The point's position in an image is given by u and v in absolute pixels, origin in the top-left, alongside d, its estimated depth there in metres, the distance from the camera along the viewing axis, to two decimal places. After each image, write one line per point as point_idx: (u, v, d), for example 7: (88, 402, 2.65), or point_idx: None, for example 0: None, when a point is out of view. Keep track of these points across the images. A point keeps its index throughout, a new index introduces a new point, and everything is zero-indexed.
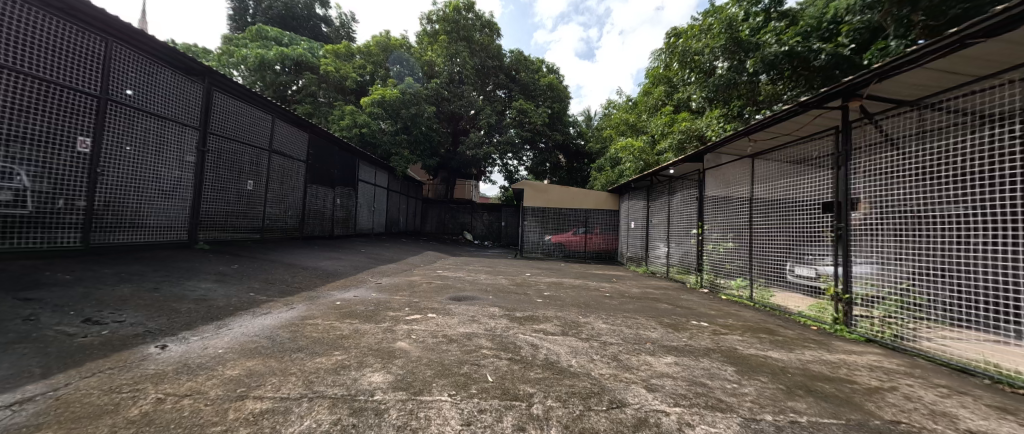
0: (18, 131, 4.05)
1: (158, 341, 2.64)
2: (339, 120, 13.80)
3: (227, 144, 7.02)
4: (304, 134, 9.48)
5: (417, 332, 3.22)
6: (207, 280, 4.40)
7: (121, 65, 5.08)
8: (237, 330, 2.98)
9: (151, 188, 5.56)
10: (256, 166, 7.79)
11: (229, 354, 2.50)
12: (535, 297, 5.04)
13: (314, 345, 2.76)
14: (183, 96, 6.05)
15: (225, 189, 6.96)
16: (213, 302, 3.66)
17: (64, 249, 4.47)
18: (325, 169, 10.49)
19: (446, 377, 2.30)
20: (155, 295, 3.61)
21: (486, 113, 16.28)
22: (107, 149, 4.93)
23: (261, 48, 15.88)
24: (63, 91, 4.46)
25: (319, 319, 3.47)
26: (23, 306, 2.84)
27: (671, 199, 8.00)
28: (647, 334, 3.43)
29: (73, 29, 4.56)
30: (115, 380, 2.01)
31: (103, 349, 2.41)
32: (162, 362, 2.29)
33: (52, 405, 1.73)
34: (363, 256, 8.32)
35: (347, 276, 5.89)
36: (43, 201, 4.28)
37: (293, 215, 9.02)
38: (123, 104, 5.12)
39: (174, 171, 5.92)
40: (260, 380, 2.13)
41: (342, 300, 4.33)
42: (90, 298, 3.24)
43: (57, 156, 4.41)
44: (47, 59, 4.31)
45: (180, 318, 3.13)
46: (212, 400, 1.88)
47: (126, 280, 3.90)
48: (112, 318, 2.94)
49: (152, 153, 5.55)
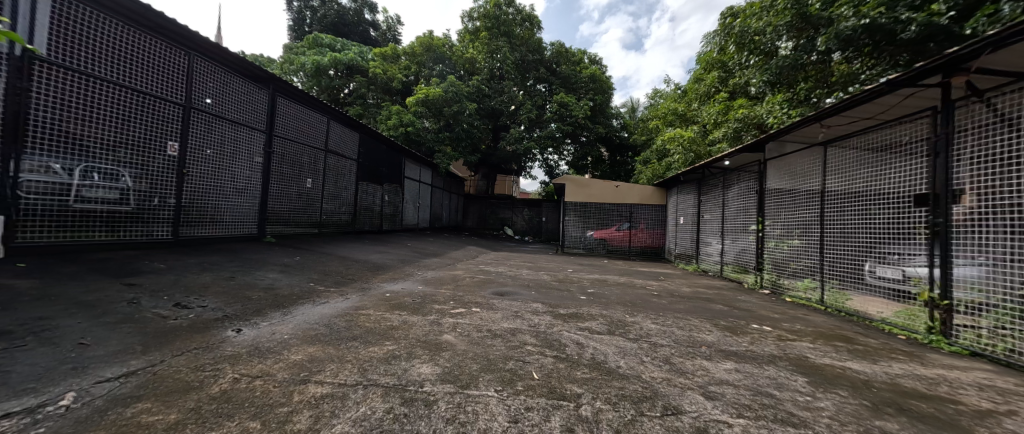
0: (122, 138, 4.67)
1: (234, 325, 2.90)
2: (387, 120, 14.41)
3: (290, 145, 7.62)
4: (356, 134, 10.00)
5: (463, 325, 3.28)
6: (274, 271, 4.80)
7: (201, 77, 5.66)
8: (299, 318, 3.21)
9: (226, 187, 6.17)
10: (315, 165, 8.37)
11: (294, 339, 2.70)
12: (579, 294, 4.93)
13: (366, 335, 2.90)
14: (252, 102, 6.62)
15: (287, 188, 7.55)
16: (278, 291, 3.97)
17: (158, 241, 5.08)
18: (376, 168, 11.10)
19: (492, 372, 2.30)
20: (230, 283, 3.98)
21: (527, 109, 16.16)
22: (190, 154, 5.53)
23: (317, 54, 16.81)
24: (157, 102, 5.04)
25: (371, 310, 3.64)
26: (128, 291, 3.27)
27: (726, 193, 7.45)
28: (702, 336, 3.21)
29: (165, 47, 5.15)
30: (201, 359, 2.25)
31: (189, 330, 2.70)
32: (237, 344, 2.52)
33: (150, 379, 1.97)
34: (410, 250, 8.67)
35: (395, 269, 6.15)
36: (142, 199, 4.90)
37: (346, 211, 9.60)
38: (204, 112, 5.71)
39: (245, 171, 6.52)
40: (320, 366, 2.26)
41: (391, 292, 4.52)
42: (178, 285, 3.65)
43: (154, 159, 5.03)
44: (145, 74, 4.91)
45: (252, 304, 3.44)
46: (280, 382, 2.03)
47: (207, 270, 4.34)
48: (196, 303, 3.28)
49: (228, 155, 6.17)
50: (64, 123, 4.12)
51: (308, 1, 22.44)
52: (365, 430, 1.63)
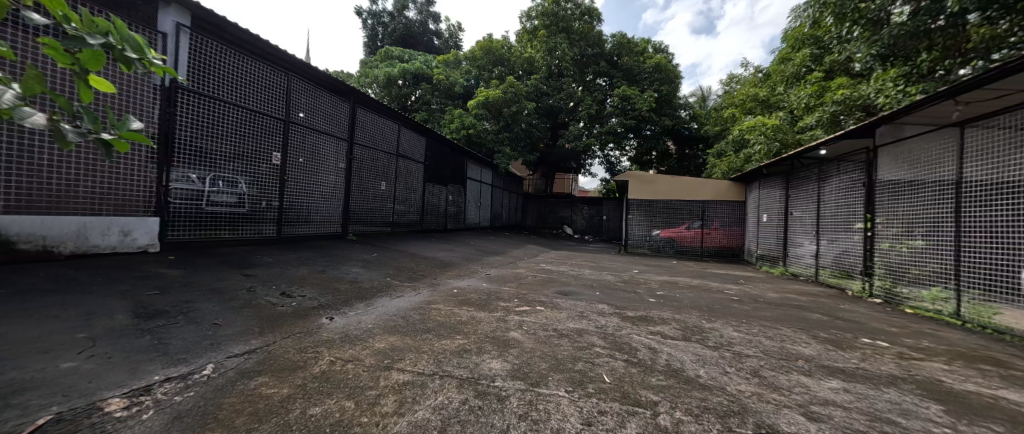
0: (240, 151, 5.51)
1: (328, 313, 3.27)
2: (450, 123, 15.08)
3: (367, 151, 8.35)
4: (423, 138, 10.63)
5: (529, 323, 3.30)
6: (356, 266, 5.31)
7: (297, 94, 6.45)
8: (380, 309, 3.50)
9: (317, 190, 6.96)
10: (388, 169, 9.08)
11: (376, 329, 2.95)
12: (647, 296, 4.68)
13: (439, 328, 3.07)
14: (336, 114, 7.38)
15: (365, 190, 8.30)
16: (361, 284, 4.38)
17: (265, 238, 5.91)
18: (441, 170, 11.70)
19: (561, 372, 2.28)
20: (321, 276, 4.49)
21: (587, 105, 15.77)
22: (289, 162, 6.33)
23: (388, 66, 18.18)
24: (264, 118, 5.87)
25: (441, 305, 3.85)
26: (246, 280, 3.86)
27: (822, 186, 6.55)
28: (796, 349, 2.85)
29: (270, 70, 5.96)
30: (303, 342, 2.56)
31: (293, 316, 3.10)
32: (331, 331, 2.83)
33: (267, 357, 2.29)
34: (473, 248, 8.99)
35: (460, 266, 6.42)
36: (254, 202, 5.74)
37: (415, 211, 10.26)
38: (299, 125, 6.51)
39: (332, 176, 7.30)
40: (400, 355, 2.44)
41: (458, 288, 4.72)
42: (282, 276, 4.21)
43: (263, 168, 5.86)
44: (256, 95, 5.74)
45: (341, 295, 3.84)
46: (368, 367, 2.23)
47: (304, 264, 4.94)
48: (297, 292, 3.76)
49: (318, 162, 6.96)
50: (199, 140, 4.97)
51: (379, 17, 24.29)
52: (444, 418, 1.72)
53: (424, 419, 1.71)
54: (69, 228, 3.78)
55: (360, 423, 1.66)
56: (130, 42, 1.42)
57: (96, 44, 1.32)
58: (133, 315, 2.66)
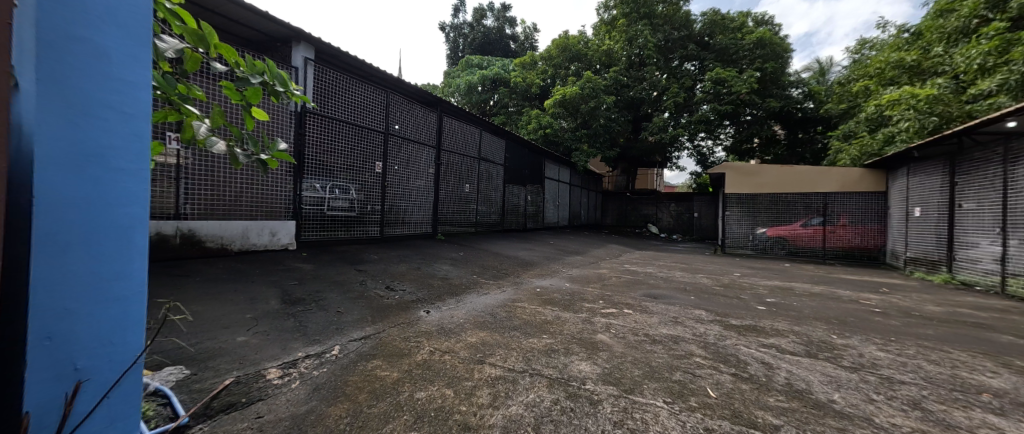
0: (352, 162, 6.36)
1: (425, 307, 3.57)
2: (528, 124, 15.29)
3: (453, 156, 8.94)
4: (502, 141, 10.99)
5: (617, 326, 3.17)
6: (446, 264, 5.71)
7: (395, 108, 7.20)
8: (469, 305, 3.71)
9: (411, 194, 7.68)
10: (472, 172, 9.61)
11: (468, 323, 3.13)
12: (753, 303, 4.12)
13: (525, 326, 3.12)
14: (426, 124, 8.05)
15: (452, 193, 8.90)
16: (451, 281, 4.70)
17: (370, 238, 6.72)
18: (520, 170, 11.96)
19: (657, 381, 2.13)
20: (417, 272, 4.93)
21: (673, 93, 14.53)
22: (389, 170, 7.11)
23: (468, 74, 19.20)
24: (370, 133, 6.67)
25: (525, 303, 3.92)
26: (359, 275, 4.44)
27: (1014, 169, 5.01)
28: (977, 379, 2.22)
29: (374, 89, 6.76)
30: (406, 332, 2.84)
31: (397, 308, 3.46)
32: (428, 323, 3.09)
33: (379, 343, 2.60)
34: (553, 248, 8.98)
35: (541, 265, 6.46)
36: (363, 206, 6.57)
37: (496, 211, 10.65)
38: (397, 136, 7.26)
39: (423, 181, 7.99)
40: (491, 350, 2.55)
41: (541, 287, 4.75)
42: (386, 272, 4.73)
43: (369, 176, 6.68)
44: (364, 113, 6.56)
45: (435, 291, 4.17)
46: (462, 359, 2.37)
47: (402, 261, 5.49)
48: (399, 287, 4.19)
49: (412, 169, 7.69)
50: (321, 154, 5.86)
51: (460, 30, 25.77)
52: (537, 416, 1.74)
53: (517, 415, 1.74)
54: (237, 230, 4.79)
55: (459, 411, 1.76)
56: (277, 77, 1.79)
57: (258, 82, 1.68)
58: (280, 302, 3.25)
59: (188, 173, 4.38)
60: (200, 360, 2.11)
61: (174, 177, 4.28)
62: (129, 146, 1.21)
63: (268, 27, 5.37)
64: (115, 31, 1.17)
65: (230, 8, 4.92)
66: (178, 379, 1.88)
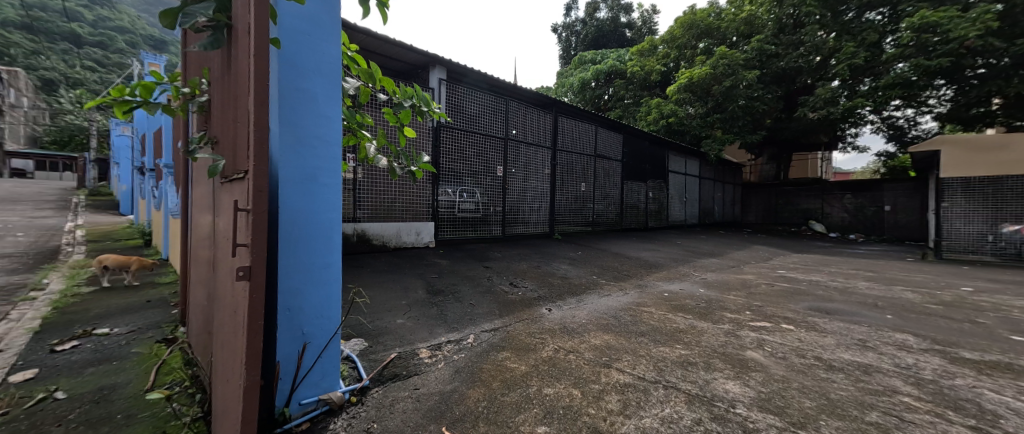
0: (477, 168, 6.98)
1: (547, 304, 3.65)
2: (648, 115, 14.22)
3: (568, 156, 8.94)
4: (619, 136, 10.47)
5: (772, 343, 2.65)
6: (565, 263, 5.74)
7: (513, 114, 7.62)
8: (591, 306, 3.64)
9: (529, 196, 8.00)
10: (588, 171, 9.45)
11: (591, 325, 3.06)
12: (1003, 331, 2.90)
13: (654, 333, 2.88)
14: (542, 126, 8.27)
15: (568, 193, 8.93)
16: (571, 280, 4.70)
17: (494, 237, 7.28)
18: (640, 165, 11.22)
19: (841, 419, 1.69)
20: (538, 270, 5.11)
21: (847, 53, 11.24)
22: (509, 173, 7.57)
23: (581, 71, 18.90)
24: (492, 140, 7.21)
25: (652, 308, 3.62)
26: (487, 271, 4.84)
27: None
28: None
29: (494, 98, 7.27)
30: (532, 328, 2.96)
31: (522, 304, 3.64)
32: (552, 321, 3.15)
33: (507, 335, 2.77)
34: (681, 249, 8.11)
35: (669, 268, 5.90)
36: (487, 208, 7.14)
37: (614, 210, 10.24)
38: (515, 141, 7.66)
39: (540, 182, 8.24)
40: (618, 355, 2.43)
41: (669, 292, 4.33)
42: (510, 269, 5.04)
43: (491, 180, 7.23)
44: (486, 122, 7.13)
45: (555, 289, 4.23)
46: (588, 360, 2.33)
47: (523, 259, 5.77)
48: (521, 284, 4.40)
49: (530, 171, 8.00)
50: (453, 163, 6.60)
51: (572, 28, 25.61)
52: None
53: (652, 428, 1.62)
54: (393, 230, 5.78)
55: (588, 414, 1.73)
56: (422, 99, 2.09)
57: (409, 106, 2.00)
58: (426, 292, 3.79)
59: (360, 185, 5.48)
60: (373, 335, 2.61)
61: (352, 187, 5.39)
62: (330, 165, 1.64)
63: (411, 57, 6.33)
64: (323, 82, 1.61)
65: (386, 46, 5.97)
66: (360, 349, 2.36)
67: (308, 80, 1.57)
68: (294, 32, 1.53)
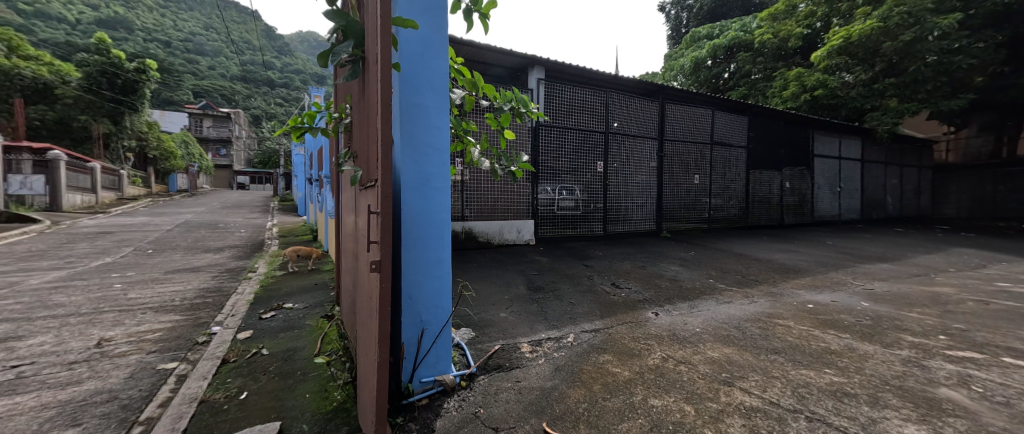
0: (577, 165, 6.88)
1: (654, 308, 3.38)
2: (784, 90, 11.84)
3: (678, 145, 8.10)
4: (743, 118, 9.03)
5: (985, 383, 1.95)
6: (675, 264, 5.24)
7: (614, 106, 7.26)
8: (708, 313, 3.23)
9: (633, 191, 7.53)
10: (702, 160, 8.42)
11: (706, 335, 2.72)
12: None
13: (793, 351, 2.40)
14: (647, 116, 7.69)
15: (678, 186, 8.11)
16: (683, 283, 4.26)
17: (596, 235, 7.08)
18: (770, 151, 9.51)
19: None
20: (643, 271, 4.78)
21: None
22: (610, 168, 7.26)
23: (694, 49, 16.66)
24: (591, 135, 7.01)
25: (790, 321, 3.03)
26: (587, 270, 4.74)
27: None
28: None
29: (594, 91, 7.03)
30: (636, 332, 2.78)
31: (625, 306, 3.45)
32: (659, 327, 2.90)
33: (608, 338, 2.67)
34: (833, 251, 6.57)
35: (814, 273, 4.85)
36: (587, 206, 6.99)
37: (736, 204, 8.92)
38: (617, 134, 7.29)
39: (645, 176, 7.69)
40: (743, 372, 2.11)
41: (815, 303, 3.55)
42: (612, 269, 4.84)
43: (592, 176, 7.04)
44: (585, 116, 6.96)
45: (663, 292, 3.89)
46: (704, 375, 2.08)
47: (626, 258, 5.48)
48: (625, 284, 4.17)
49: (633, 165, 7.53)
50: (552, 161, 6.65)
51: (683, 2, 23.01)
52: None
53: None
54: (496, 228, 6.12)
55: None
56: (520, 101, 2.15)
57: (508, 108, 2.09)
58: (527, 288, 3.91)
59: (467, 186, 5.93)
60: (479, 327, 2.80)
61: (460, 188, 5.88)
62: (440, 171, 1.82)
63: (511, 61, 6.57)
64: (434, 96, 1.79)
65: (488, 54, 6.32)
66: (468, 338, 2.57)
67: (422, 96, 1.77)
68: (411, 54, 1.74)
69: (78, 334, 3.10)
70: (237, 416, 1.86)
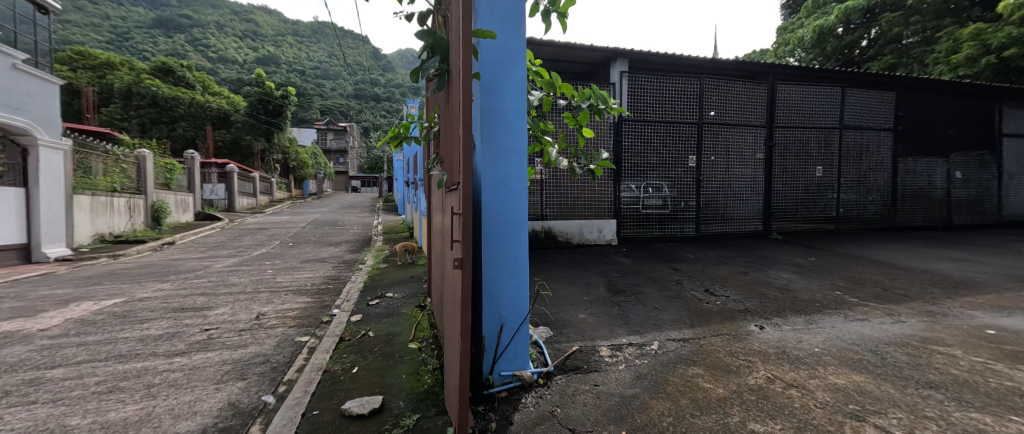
0: (664, 160, 6.39)
1: (757, 321, 2.97)
2: (952, 55, 8.75)
3: (794, 132, 6.93)
4: (887, 94, 7.32)
5: None
6: (787, 271, 4.51)
7: (709, 94, 6.54)
8: (830, 331, 2.71)
9: (734, 187, 6.70)
10: (826, 148, 7.07)
11: (827, 356, 2.29)
12: None
13: (958, 389, 1.87)
14: (751, 101, 6.75)
15: (793, 180, 6.95)
16: (797, 294, 3.64)
17: (688, 236, 6.49)
18: (927, 132, 7.56)
19: None
20: (746, 278, 4.22)
21: None
22: (705, 162, 6.57)
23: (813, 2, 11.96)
24: (682, 126, 6.43)
25: (956, 349, 2.36)
26: (675, 274, 4.38)
27: None
28: None
29: (685, 79, 6.43)
30: (734, 346, 2.48)
31: (721, 316, 3.10)
32: (763, 342, 2.54)
33: (698, 350, 2.43)
34: None
35: (999, 290, 3.69)
36: (676, 204, 6.45)
37: (876, 200, 7.33)
38: (713, 123, 6.57)
39: (750, 170, 6.77)
40: (878, 406, 1.72)
41: (999, 329, 2.71)
42: (706, 274, 4.39)
43: (682, 172, 6.47)
44: (674, 107, 6.41)
45: (770, 303, 3.39)
46: (821, 403, 1.76)
47: (724, 262, 4.91)
48: (721, 292, 3.74)
49: (734, 157, 6.69)
50: (636, 157, 6.29)
51: None
52: None
53: None
54: (576, 227, 6.04)
55: None
56: (600, 97, 2.09)
57: (586, 106, 2.05)
58: (607, 290, 3.78)
59: (546, 186, 5.96)
60: (557, 327, 2.81)
61: (539, 188, 5.95)
62: (517, 172, 1.88)
63: (592, 56, 6.38)
64: (512, 100, 1.86)
65: (568, 52, 6.24)
66: (546, 337, 2.61)
67: (501, 101, 1.85)
68: (491, 62, 1.83)
69: (244, 308, 3.99)
70: (350, 387, 2.19)
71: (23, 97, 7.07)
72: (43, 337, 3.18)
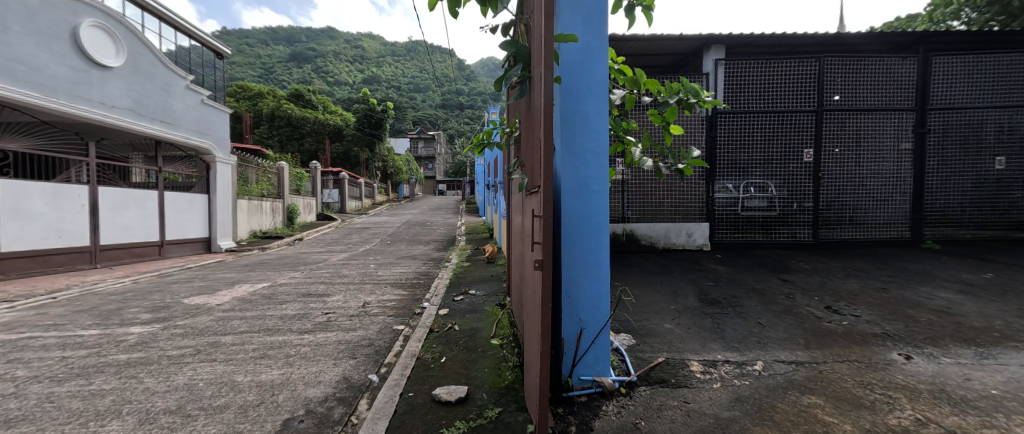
0: (771, 155, 5.59)
1: (901, 349, 2.42)
2: None
3: (959, 113, 5.44)
4: None
5: None
6: (947, 289, 3.58)
7: (831, 75, 5.54)
8: (1019, 370, 2.07)
9: (866, 185, 5.56)
10: (1012, 133, 5.43)
11: (1014, 403, 1.75)
12: None
13: None
14: (892, 79, 5.53)
15: (958, 175, 5.49)
16: (964, 320, 2.86)
17: (803, 242, 5.56)
18: None
19: None
20: (884, 295, 3.46)
21: None
22: (826, 155, 5.57)
23: None
24: (795, 115, 5.54)
25: None
26: (784, 286, 3.80)
27: None
28: None
29: (798, 60, 5.54)
30: (867, 377, 2.06)
31: (847, 339, 2.60)
32: (911, 376, 2.06)
33: (815, 376, 2.08)
34: None
35: None
36: (786, 206, 5.60)
37: None
38: (837, 110, 5.53)
39: (890, 163, 5.54)
40: None
41: None
42: (826, 288, 3.72)
43: (795, 168, 5.59)
44: (785, 94, 5.56)
45: (921, 329, 2.72)
46: None
47: (853, 275, 4.09)
48: (848, 311, 3.12)
49: (867, 149, 5.53)
50: (735, 152, 5.62)
51: None
52: None
53: None
54: (662, 230, 5.64)
55: None
56: (689, 90, 1.94)
57: (674, 101, 1.91)
58: (698, 300, 3.45)
59: (628, 186, 5.69)
60: (640, 336, 2.66)
61: (620, 189, 5.70)
62: (598, 173, 1.85)
63: (681, 46, 5.88)
64: (593, 100, 1.83)
65: (653, 44, 5.86)
66: (627, 345, 2.49)
67: (583, 103, 1.83)
68: (572, 65, 1.84)
69: (353, 297, 4.63)
70: (439, 374, 2.39)
71: (208, 125, 9.27)
72: (221, 310, 4.13)
